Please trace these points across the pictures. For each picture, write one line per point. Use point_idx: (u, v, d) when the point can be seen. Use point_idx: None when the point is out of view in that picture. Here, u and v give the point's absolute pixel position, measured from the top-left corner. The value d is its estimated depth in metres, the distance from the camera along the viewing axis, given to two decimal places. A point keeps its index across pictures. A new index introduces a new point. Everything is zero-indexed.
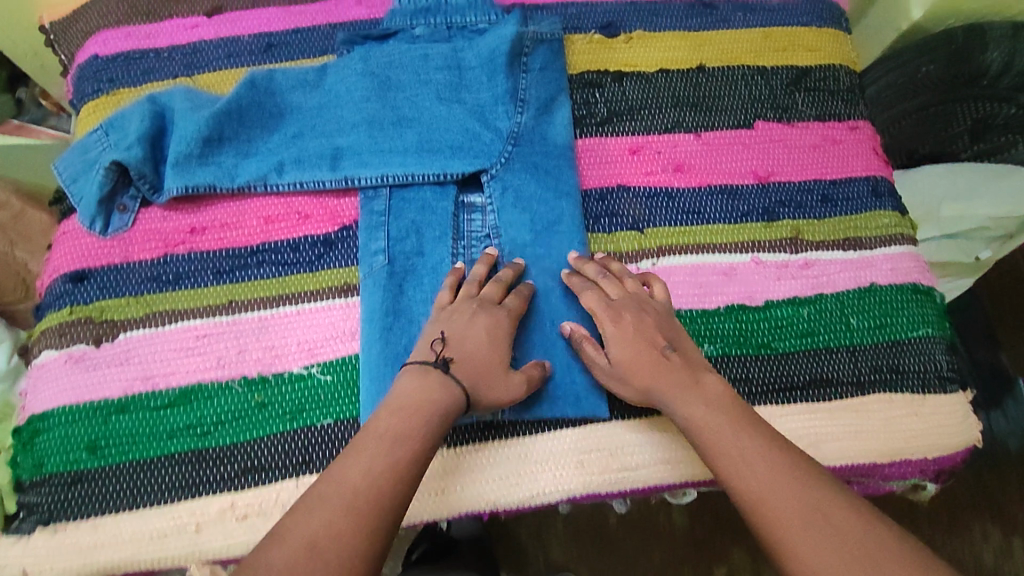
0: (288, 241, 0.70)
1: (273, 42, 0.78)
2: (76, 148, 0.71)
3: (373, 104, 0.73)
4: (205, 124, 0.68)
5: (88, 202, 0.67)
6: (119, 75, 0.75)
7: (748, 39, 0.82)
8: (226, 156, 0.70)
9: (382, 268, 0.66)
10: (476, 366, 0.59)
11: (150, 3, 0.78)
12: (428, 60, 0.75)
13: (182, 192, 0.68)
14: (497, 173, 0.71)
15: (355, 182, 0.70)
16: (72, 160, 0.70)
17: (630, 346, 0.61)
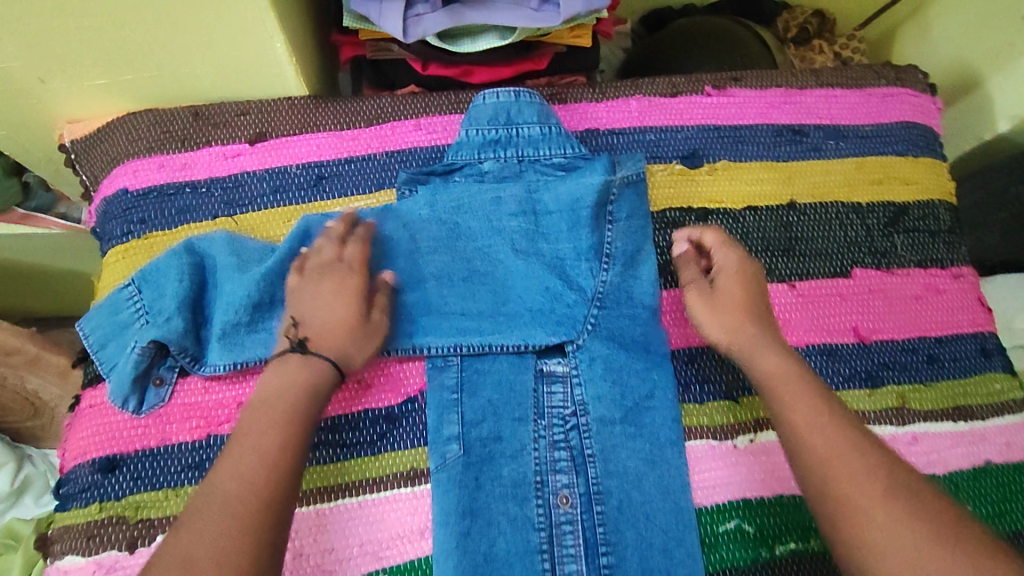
0: (347, 416, 0.63)
1: (324, 174, 0.70)
2: (103, 305, 0.63)
3: (440, 257, 0.66)
4: (256, 289, 0.61)
5: (121, 378, 0.60)
6: (150, 214, 0.67)
7: (840, 170, 0.75)
8: (276, 320, 0.62)
9: (456, 460, 0.59)
10: (333, 336, 0.57)
11: (186, 127, 0.70)
12: (500, 204, 0.68)
13: (230, 368, 0.61)
14: (583, 342, 0.64)
15: (425, 352, 0.63)
16: (100, 320, 0.63)
17: (743, 271, 0.64)
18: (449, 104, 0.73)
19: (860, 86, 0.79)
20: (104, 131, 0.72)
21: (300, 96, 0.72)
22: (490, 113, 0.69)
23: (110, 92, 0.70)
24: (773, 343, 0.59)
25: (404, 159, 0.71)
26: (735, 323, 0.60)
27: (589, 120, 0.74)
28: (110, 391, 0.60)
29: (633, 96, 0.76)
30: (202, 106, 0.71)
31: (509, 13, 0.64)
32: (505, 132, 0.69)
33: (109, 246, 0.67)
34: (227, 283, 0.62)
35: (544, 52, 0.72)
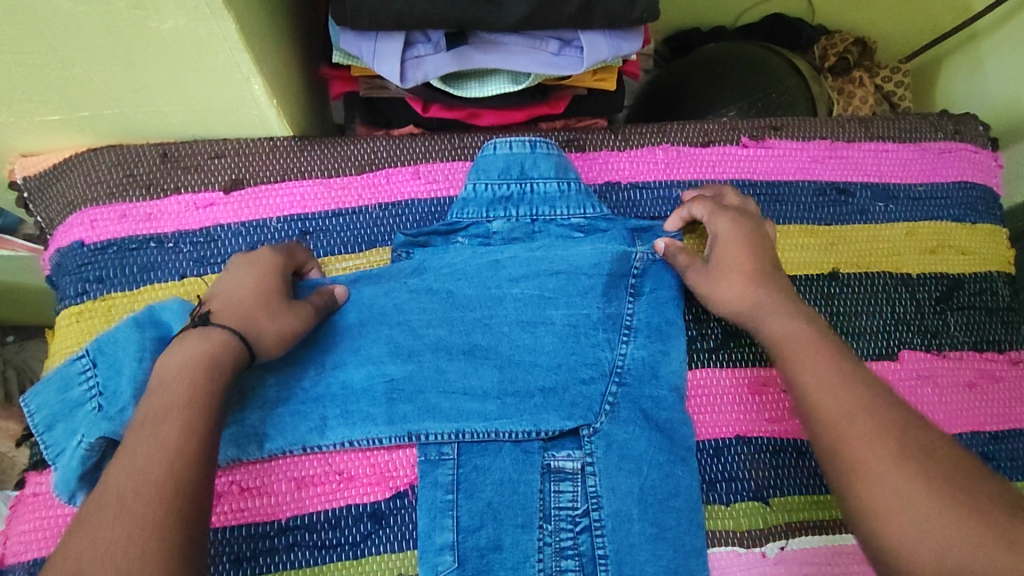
0: (327, 513, 0.54)
1: (308, 228, 0.61)
2: (52, 378, 0.56)
3: (438, 330, 0.58)
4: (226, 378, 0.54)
5: (70, 472, 0.52)
6: (109, 272, 0.59)
7: (889, 237, 0.67)
8: (247, 409, 0.54)
9: (450, 575, 0.52)
10: (242, 306, 0.49)
11: (152, 171, 0.62)
12: (503, 269, 0.61)
13: None
14: (600, 427, 0.57)
15: (420, 440, 0.55)
16: (46, 397, 0.55)
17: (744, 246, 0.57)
18: (452, 150, 0.65)
19: (912, 139, 0.70)
20: (60, 169, 0.64)
21: (284, 137, 0.64)
22: (501, 165, 0.62)
23: (66, 129, 0.62)
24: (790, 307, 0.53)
25: (399, 213, 0.63)
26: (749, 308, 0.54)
27: (610, 171, 0.66)
28: (53, 484, 0.53)
29: (659, 143, 0.67)
30: (171, 145, 0.63)
31: (525, 57, 0.57)
32: (517, 188, 0.62)
33: (62, 306, 0.60)
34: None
35: (560, 95, 0.64)
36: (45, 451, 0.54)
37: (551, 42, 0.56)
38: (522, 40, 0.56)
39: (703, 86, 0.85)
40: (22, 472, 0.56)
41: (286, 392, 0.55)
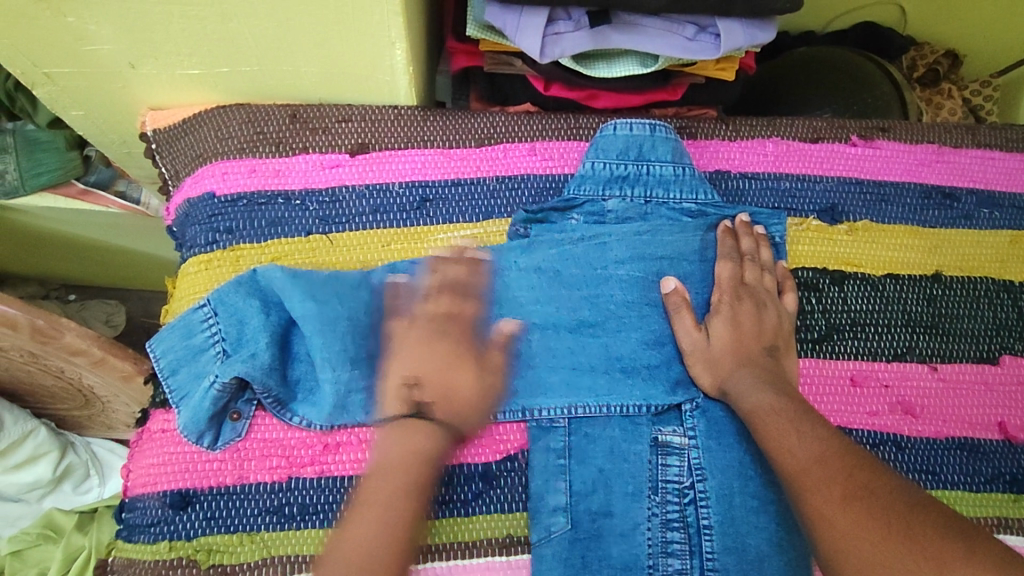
0: (440, 471, 0.56)
1: (429, 196, 0.63)
2: (175, 324, 0.57)
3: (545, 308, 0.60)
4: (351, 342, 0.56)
5: (195, 414, 0.54)
6: (238, 224, 0.61)
7: (993, 244, 0.67)
8: (366, 376, 0.56)
9: (564, 536, 0.53)
10: None
11: (281, 130, 0.64)
12: (607, 250, 0.61)
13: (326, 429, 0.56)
14: (702, 402, 0.58)
15: (533, 414, 0.57)
16: (171, 341, 0.57)
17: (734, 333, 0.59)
18: (568, 129, 0.67)
19: (1017, 150, 0.71)
20: (189, 123, 0.66)
21: (408, 106, 0.66)
22: (621, 146, 0.64)
23: (201, 83, 0.65)
24: (765, 379, 0.57)
25: (516, 187, 0.64)
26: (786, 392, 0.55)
27: (720, 160, 0.67)
28: (180, 425, 0.55)
29: (769, 137, 0.69)
30: (299, 107, 0.65)
31: (661, 40, 0.58)
32: (634, 169, 0.64)
33: (190, 254, 0.62)
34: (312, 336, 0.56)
35: (680, 82, 0.66)
36: (169, 393, 0.57)
37: (688, 27, 0.58)
38: (660, 22, 0.58)
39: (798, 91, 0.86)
40: (146, 408, 0.58)
41: None
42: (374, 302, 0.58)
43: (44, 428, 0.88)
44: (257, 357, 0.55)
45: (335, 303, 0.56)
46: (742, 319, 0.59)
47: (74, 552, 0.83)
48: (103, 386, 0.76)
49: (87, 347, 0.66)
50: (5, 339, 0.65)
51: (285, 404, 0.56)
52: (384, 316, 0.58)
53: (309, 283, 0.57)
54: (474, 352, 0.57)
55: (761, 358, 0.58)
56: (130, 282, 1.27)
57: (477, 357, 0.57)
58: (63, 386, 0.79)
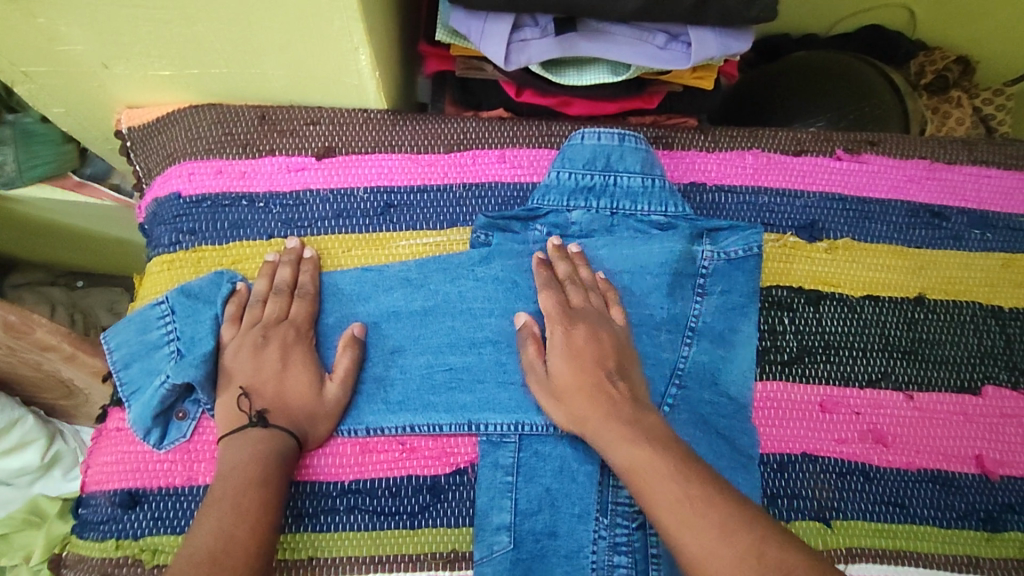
0: (387, 481, 0.55)
1: (392, 201, 0.62)
2: (132, 319, 0.58)
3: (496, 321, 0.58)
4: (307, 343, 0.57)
5: (146, 410, 0.55)
6: (200, 225, 0.61)
7: (983, 267, 0.64)
8: None
9: (506, 555, 0.53)
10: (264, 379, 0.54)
11: (250, 132, 0.64)
12: None
13: None
14: None
15: (481, 428, 0.56)
16: (126, 335, 0.58)
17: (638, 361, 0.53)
18: (539, 136, 0.65)
19: (1017, 167, 0.68)
20: (163, 122, 0.67)
21: (377, 110, 0.65)
22: (587, 155, 0.61)
23: (173, 84, 0.65)
24: None
25: (482, 195, 0.63)
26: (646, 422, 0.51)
27: (695, 172, 0.65)
28: (130, 420, 0.55)
29: (750, 149, 0.67)
30: (269, 109, 0.65)
31: (630, 48, 0.56)
32: (601, 180, 0.62)
33: (155, 253, 0.62)
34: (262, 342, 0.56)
35: (655, 90, 0.63)
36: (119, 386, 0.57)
37: (659, 35, 0.56)
38: (629, 30, 0.56)
39: (785, 99, 0.82)
40: (105, 406, 0.59)
41: None
42: (326, 308, 0.58)
43: (31, 416, 0.90)
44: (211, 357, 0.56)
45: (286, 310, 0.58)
46: (579, 345, 0.54)
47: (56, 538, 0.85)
48: (81, 378, 0.78)
49: None
50: None
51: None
52: (339, 323, 0.58)
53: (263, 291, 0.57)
54: (429, 366, 0.57)
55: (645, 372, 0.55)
56: (131, 272, 1.29)
57: (432, 370, 0.57)
58: (45, 376, 0.81)
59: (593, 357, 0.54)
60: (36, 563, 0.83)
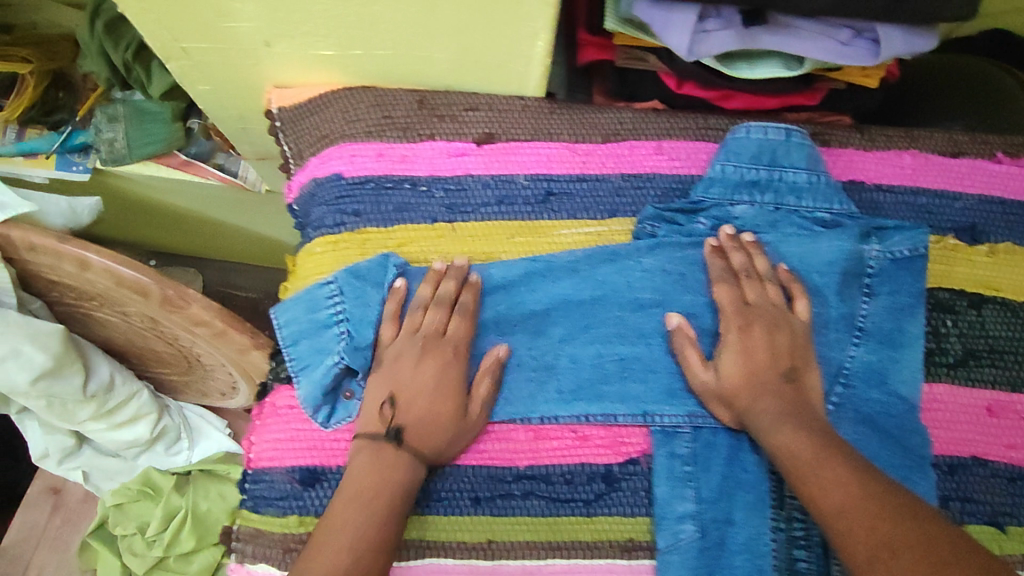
0: (561, 469, 0.57)
1: (553, 190, 0.63)
2: (301, 295, 0.59)
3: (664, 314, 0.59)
4: (483, 324, 0.58)
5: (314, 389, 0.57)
6: (365, 207, 0.61)
7: None
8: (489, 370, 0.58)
9: (692, 545, 0.54)
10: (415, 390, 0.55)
11: (409, 115, 0.64)
12: None
13: None
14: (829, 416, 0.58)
15: (655, 420, 0.57)
16: (296, 310, 0.58)
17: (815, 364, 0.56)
18: (696, 128, 0.65)
19: None
20: (315, 103, 0.67)
21: (535, 97, 0.64)
22: (754, 149, 0.61)
23: (330, 64, 0.64)
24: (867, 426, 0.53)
25: (642, 186, 0.63)
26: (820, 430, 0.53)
27: (854, 170, 0.65)
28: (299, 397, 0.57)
29: (907, 149, 0.66)
30: (428, 93, 0.65)
31: (813, 41, 0.55)
32: (766, 175, 0.61)
33: (317, 233, 0.62)
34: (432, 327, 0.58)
35: (821, 86, 0.63)
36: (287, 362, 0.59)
37: (844, 31, 0.55)
38: (814, 25, 0.55)
39: (929, 97, 0.80)
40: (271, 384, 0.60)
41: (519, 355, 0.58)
42: (496, 294, 0.59)
43: (147, 390, 0.92)
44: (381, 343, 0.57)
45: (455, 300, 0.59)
46: (756, 346, 0.56)
47: (172, 510, 0.93)
48: (212, 354, 0.79)
49: (209, 319, 0.68)
50: (140, 304, 0.68)
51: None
52: (511, 307, 0.59)
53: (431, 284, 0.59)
54: (599, 354, 0.58)
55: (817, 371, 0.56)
56: (218, 248, 1.31)
57: (601, 359, 0.58)
58: (172, 350, 0.83)
59: (767, 358, 0.55)
60: (156, 531, 0.91)
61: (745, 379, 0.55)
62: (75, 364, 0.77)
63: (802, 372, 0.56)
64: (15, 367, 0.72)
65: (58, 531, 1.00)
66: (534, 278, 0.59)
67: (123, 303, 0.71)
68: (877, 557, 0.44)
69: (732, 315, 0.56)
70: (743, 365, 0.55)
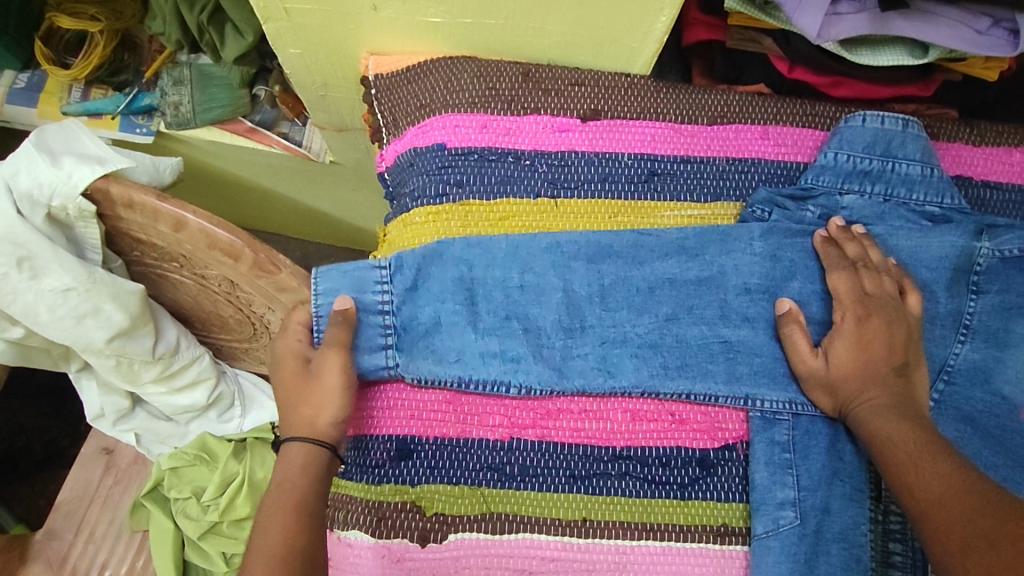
0: (657, 451, 0.56)
1: (657, 169, 0.62)
2: (341, 272, 0.58)
3: (765, 301, 0.58)
4: (585, 301, 0.58)
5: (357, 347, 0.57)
6: (468, 179, 0.61)
7: None
8: (589, 348, 0.57)
9: (792, 530, 0.53)
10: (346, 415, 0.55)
11: (514, 88, 0.63)
12: (840, 251, 0.58)
13: (545, 394, 0.56)
14: (936, 404, 0.57)
15: (756, 404, 0.57)
16: (335, 281, 0.58)
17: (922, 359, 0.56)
18: (803, 115, 0.64)
19: None
20: (414, 72, 0.66)
21: (641, 75, 0.64)
22: (868, 139, 0.61)
23: (435, 32, 0.63)
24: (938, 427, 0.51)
25: (747, 170, 0.62)
26: (925, 425, 0.51)
27: (963, 165, 0.64)
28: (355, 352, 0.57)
29: (1017, 146, 0.64)
30: (533, 66, 0.64)
31: (949, 30, 0.54)
32: (878, 165, 0.61)
33: (417, 204, 0.61)
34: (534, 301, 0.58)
35: (937, 78, 0.63)
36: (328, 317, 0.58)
37: (982, 20, 0.54)
38: (953, 11, 0.54)
39: None
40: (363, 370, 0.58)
41: (622, 334, 0.58)
42: (601, 270, 0.59)
43: (207, 355, 0.91)
44: (454, 312, 0.58)
45: (560, 276, 0.58)
46: (870, 338, 0.55)
47: (229, 476, 0.91)
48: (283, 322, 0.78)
49: (295, 285, 0.68)
50: (227, 266, 0.67)
51: (498, 377, 0.56)
52: (613, 285, 0.58)
53: (530, 257, 0.59)
54: (701, 338, 0.58)
55: (923, 366, 0.56)
56: (267, 222, 1.30)
57: (703, 343, 0.58)
58: (239, 316, 0.82)
59: (880, 350, 0.54)
60: (212, 497, 0.89)
61: (856, 369, 0.55)
62: (148, 325, 0.76)
63: (912, 368, 0.55)
64: (94, 325, 0.70)
65: (109, 491, 0.99)
66: (641, 258, 0.59)
67: (206, 265, 0.70)
68: (972, 546, 0.43)
69: (850, 303, 0.56)
70: (854, 356, 0.55)
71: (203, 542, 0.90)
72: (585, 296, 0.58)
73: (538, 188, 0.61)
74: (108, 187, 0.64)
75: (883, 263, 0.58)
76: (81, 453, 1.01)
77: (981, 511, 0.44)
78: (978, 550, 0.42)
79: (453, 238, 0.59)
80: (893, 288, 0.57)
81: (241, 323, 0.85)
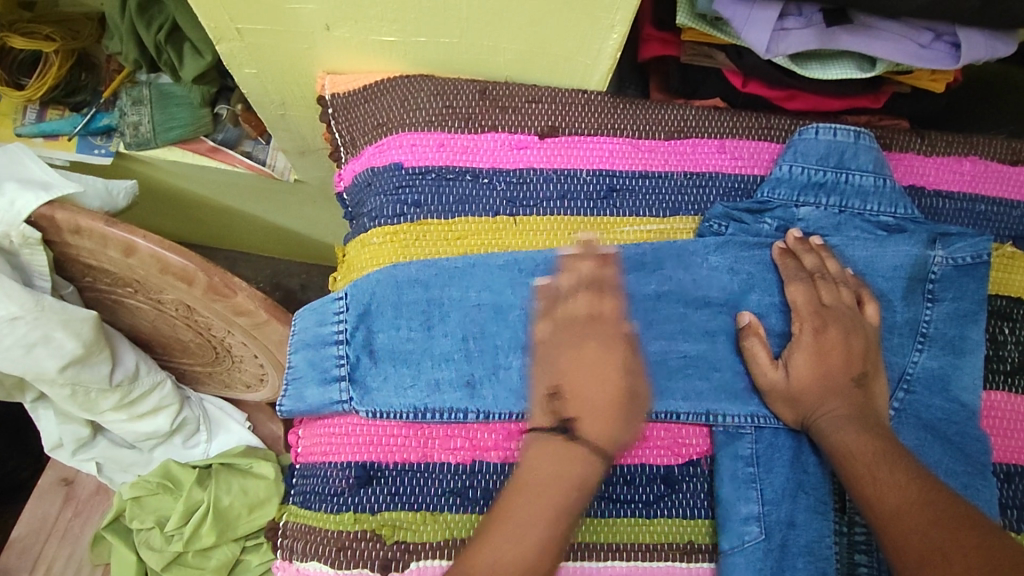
0: (622, 469, 0.56)
1: (616, 185, 0.62)
2: (309, 308, 0.59)
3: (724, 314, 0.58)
4: None
5: (311, 388, 0.57)
6: (425, 198, 0.60)
7: None
8: None
9: (758, 547, 0.53)
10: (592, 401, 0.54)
11: (470, 106, 0.63)
12: (800, 263, 0.59)
13: (505, 417, 0.56)
14: (896, 414, 0.57)
15: (718, 419, 0.56)
16: (307, 321, 0.58)
17: (880, 368, 0.56)
18: (758, 128, 0.64)
19: None
20: (370, 91, 0.65)
21: (597, 92, 0.65)
22: (822, 151, 0.62)
23: (390, 51, 0.63)
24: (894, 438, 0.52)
25: (704, 184, 0.62)
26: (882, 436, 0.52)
27: (914, 175, 0.65)
28: (316, 396, 0.56)
29: (966, 155, 0.66)
30: (489, 84, 0.64)
31: (894, 44, 0.55)
32: (833, 177, 0.62)
33: (374, 224, 0.60)
34: (493, 322, 0.57)
35: (887, 89, 0.64)
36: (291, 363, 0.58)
37: (925, 34, 0.56)
38: (896, 26, 0.56)
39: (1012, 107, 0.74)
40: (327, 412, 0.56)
41: None
42: (558, 287, 0.58)
43: (169, 380, 0.89)
44: (411, 337, 0.57)
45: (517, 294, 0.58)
46: (829, 349, 0.55)
47: (193, 505, 0.88)
48: (245, 346, 0.77)
49: (252, 308, 0.67)
50: (183, 291, 0.66)
51: (456, 403, 0.55)
52: None
53: (487, 276, 0.58)
54: (664, 353, 0.57)
55: (881, 375, 0.56)
56: (235, 241, 1.28)
57: (665, 358, 0.57)
58: (200, 340, 0.80)
59: (839, 360, 0.55)
60: (176, 527, 0.86)
61: (816, 379, 0.55)
62: (103, 352, 0.74)
63: (871, 378, 0.55)
64: (44, 355, 0.68)
65: (69, 525, 0.95)
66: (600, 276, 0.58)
67: (161, 289, 0.69)
68: (928, 559, 0.43)
69: (807, 315, 0.57)
70: (815, 366, 0.55)
71: (168, 574, 0.87)
72: (542, 312, 0.58)
73: (496, 207, 0.60)
74: (54, 212, 0.62)
75: (840, 274, 0.58)
76: (38, 486, 0.98)
77: (936, 523, 0.45)
78: (935, 563, 0.43)
79: (409, 260, 0.59)
80: (849, 297, 0.57)
81: (201, 347, 0.83)
